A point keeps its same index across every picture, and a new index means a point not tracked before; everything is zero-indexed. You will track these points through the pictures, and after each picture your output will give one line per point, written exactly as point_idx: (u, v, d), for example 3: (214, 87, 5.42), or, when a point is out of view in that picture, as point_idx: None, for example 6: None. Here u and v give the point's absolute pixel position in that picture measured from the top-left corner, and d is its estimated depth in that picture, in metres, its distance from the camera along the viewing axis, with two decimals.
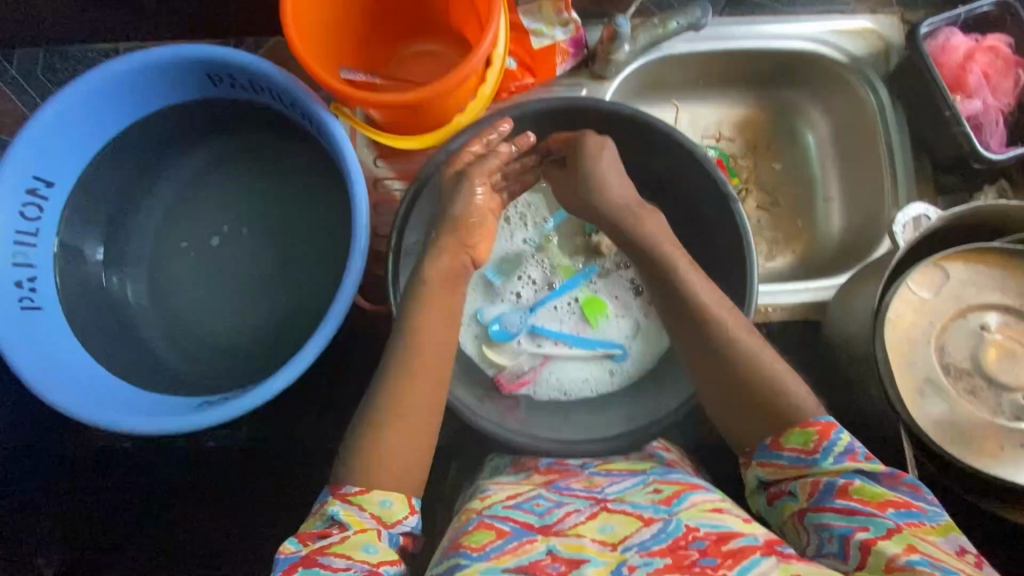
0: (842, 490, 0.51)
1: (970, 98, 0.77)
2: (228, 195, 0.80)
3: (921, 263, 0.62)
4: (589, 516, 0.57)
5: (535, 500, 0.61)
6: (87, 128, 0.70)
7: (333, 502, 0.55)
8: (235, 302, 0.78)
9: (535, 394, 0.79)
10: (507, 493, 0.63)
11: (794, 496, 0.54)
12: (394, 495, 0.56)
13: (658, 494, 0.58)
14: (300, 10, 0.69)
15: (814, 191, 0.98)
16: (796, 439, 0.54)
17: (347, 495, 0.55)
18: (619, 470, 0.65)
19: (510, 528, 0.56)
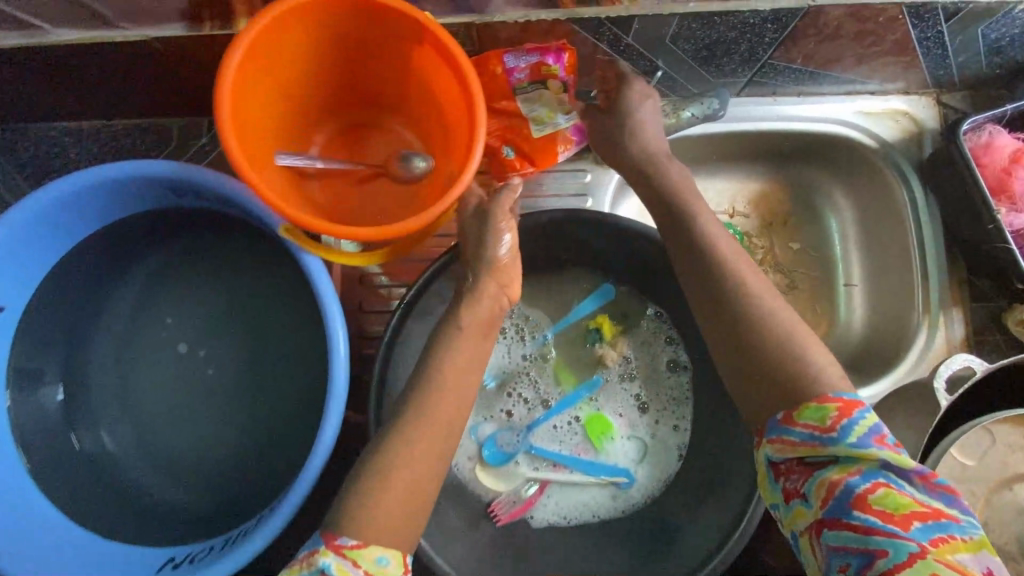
0: (860, 498, 0.44)
1: (1016, 210, 0.71)
2: (197, 301, 0.73)
3: (968, 426, 0.56)
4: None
5: None
6: (40, 249, 0.64)
7: (324, 553, 0.48)
8: (208, 425, 0.72)
9: (533, 521, 0.72)
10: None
11: (808, 502, 0.46)
12: (392, 552, 0.50)
13: None
14: (244, 123, 0.56)
15: (834, 276, 0.89)
16: (811, 415, 0.47)
17: (342, 547, 0.49)
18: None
19: None
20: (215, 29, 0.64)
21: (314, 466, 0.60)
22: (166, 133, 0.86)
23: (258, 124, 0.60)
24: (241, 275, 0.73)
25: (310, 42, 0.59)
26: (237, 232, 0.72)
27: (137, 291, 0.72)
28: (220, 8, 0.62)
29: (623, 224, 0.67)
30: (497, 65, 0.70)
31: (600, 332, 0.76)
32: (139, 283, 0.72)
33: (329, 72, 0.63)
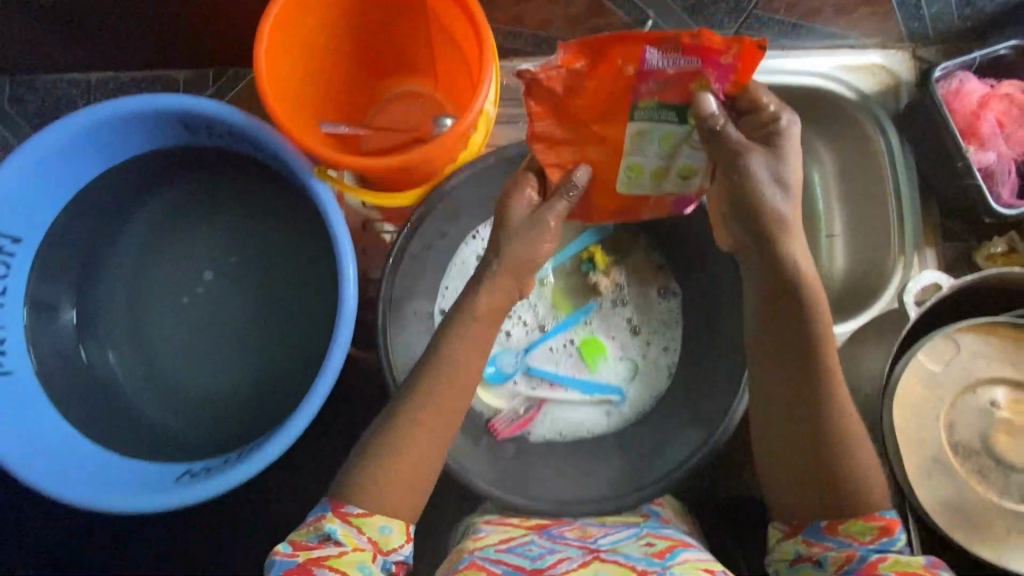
0: (870, 564, 0.52)
1: (985, 150, 0.74)
2: (206, 240, 0.76)
3: (932, 336, 0.60)
4: (580, 564, 0.57)
5: (528, 545, 0.62)
6: (55, 182, 0.66)
7: (332, 519, 0.55)
8: (218, 357, 0.75)
9: (531, 436, 0.77)
10: (500, 535, 0.64)
11: (821, 564, 0.54)
12: (394, 522, 0.56)
13: (651, 548, 0.60)
14: (278, 71, 0.66)
15: (817, 226, 0.93)
16: (857, 529, 0.54)
17: (349, 515, 0.55)
18: (614, 522, 0.66)
19: (501, 570, 0.58)
20: None
21: (322, 383, 0.63)
22: (173, 85, 0.89)
23: (287, 74, 0.69)
24: (250, 216, 0.76)
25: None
26: (245, 172, 0.75)
27: (149, 230, 0.75)
28: None
29: None
30: (629, 66, 0.48)
31: (593, 261, 0.79)
32: (151, 222, 0.75)
33: (356, 30, 0.73)
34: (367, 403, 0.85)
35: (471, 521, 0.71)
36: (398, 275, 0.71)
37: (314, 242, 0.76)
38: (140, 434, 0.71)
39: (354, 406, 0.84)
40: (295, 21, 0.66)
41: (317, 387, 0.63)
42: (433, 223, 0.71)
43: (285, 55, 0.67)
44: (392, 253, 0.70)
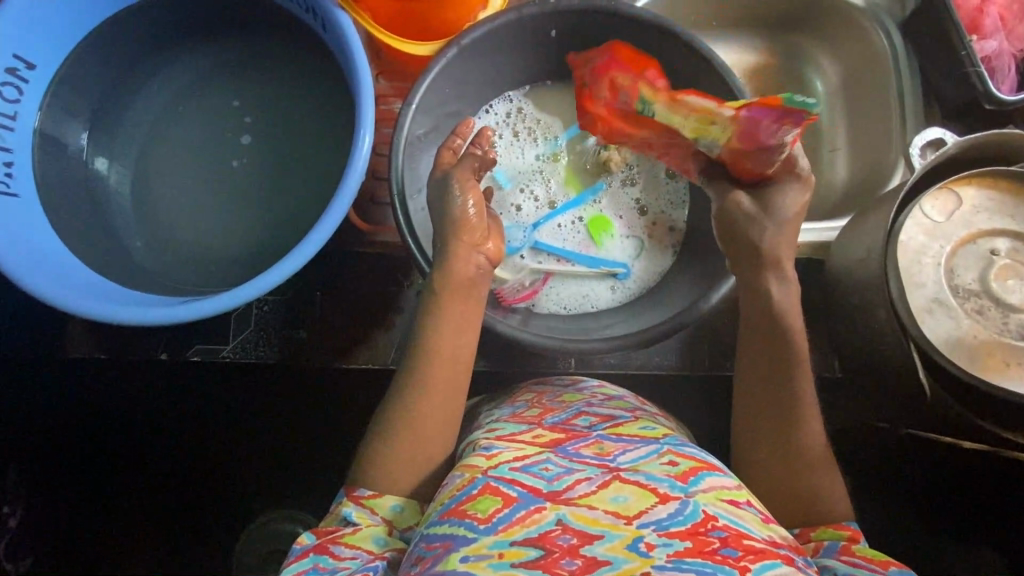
0: (847, 549, 0.55)
1: (986, 39, 0.77)
2: (223, 94, 0.75)
3: (933, 187, 0.62)
4: (601, 486, 0.53)
5: (544, 464, 0.57)
6: (72, 4, 0.65)
7: (347, 503, 0.60)
8: (227, 209, 0.74)
9: (535, 308, 0.78)
10: (514, 453, 0.59)
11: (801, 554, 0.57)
12: (406, 503, 0.61)
13: (674, 467, 0.55)
14: None
15: (820, 141, 0.96)
16: (827, 534, 0.57)
17: (361, 497, 0.60)
18: (630, 435, 0.61)
19: (517, 493, 0.53)
20: None
21: (335, 212, 0.62)
22: None
23: None
24: (264, 70, 0.75)
25: None
26: (261, 26, 0.74)
27: (164, 80, 0.75)
28: None
29: (631, 18, 0.70)
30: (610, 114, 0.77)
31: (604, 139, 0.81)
32: (165, 73, 0.75)
33: None
34: (369, 279, 0.84)
35: (476, 433, 0.65)
36: (416, 116, 0.70)
37: (323, 99, 0.74)
38: (140, 277, 0.70)
39: (358, 281, 0.84)
40: None
41: (329, 218, 0.62)
42: (449, 81, 0.72)
43: None
44: (408, 97, 0.68)
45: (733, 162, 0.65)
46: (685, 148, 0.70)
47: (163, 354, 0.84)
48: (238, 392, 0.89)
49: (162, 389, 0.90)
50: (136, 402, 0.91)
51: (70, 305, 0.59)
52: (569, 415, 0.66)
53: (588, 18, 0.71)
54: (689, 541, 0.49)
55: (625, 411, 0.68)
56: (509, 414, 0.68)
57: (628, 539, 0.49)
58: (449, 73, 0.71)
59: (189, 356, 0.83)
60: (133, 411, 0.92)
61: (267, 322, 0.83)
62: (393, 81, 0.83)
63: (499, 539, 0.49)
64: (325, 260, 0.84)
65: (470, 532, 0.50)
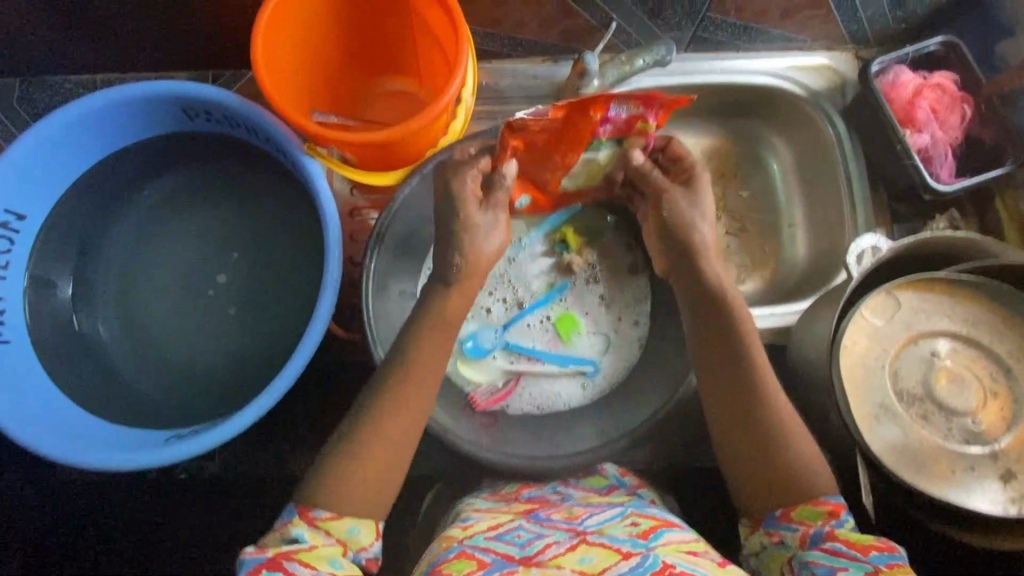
0: (830, 535, 0.53)
1: (919, 132, 0.81)
2: (203, 223, 0.80)
3: (875, 291, 0.64)
4: (569, 548, 0.55)
5: (516, 531, 0.60)
6: (59, 160, 0.70)
7: (298, 523, 0.55)
8: (208, 332, 0.78)
9: (509, 408, 0.81)
10: (489, 522, 0.62)
11: (786, 542, 0.55)
12: (363, 521, 0.57)
13: (636, 528, 0.58)
14: (277, 68, 0.71)
15: (779, 218, 1.01)
16: (807, 514, 0.55)
17: (316, 518, 0.56)
18: (600, 503, 0.66)
19: (490, 559, 0.55)
20: None
21: (305, 346, 0.66)
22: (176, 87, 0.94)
23: (288, 72, 0.75)
24: (244, 200, 0.80)
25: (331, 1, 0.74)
26: (239, 159, 0.79)
27: (148, 214, 0.79)
28: None
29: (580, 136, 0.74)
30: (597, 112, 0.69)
31: (566, 243, 0.87)
32: (149, 208, 0.80)
33: (347, 28, 0.78)
34: (349, 385, 0.87)
35: (461, 505, 0.71)
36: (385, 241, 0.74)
37: (299, 225, 0.79)
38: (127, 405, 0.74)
39: (339, 386, 0.87)
40: (289, 24, 0.71)
41: (299, 352, 0.66)
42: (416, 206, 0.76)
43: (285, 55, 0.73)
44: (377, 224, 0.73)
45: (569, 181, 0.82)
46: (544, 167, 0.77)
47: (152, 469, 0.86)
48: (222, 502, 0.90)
49: None
50: None
51: (52, 453, 0.62)
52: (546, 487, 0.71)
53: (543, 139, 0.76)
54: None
55: (601, 487, 0.71)
56: (489, 492, 0.73)
57: None
58: (415, 197, 0.75)
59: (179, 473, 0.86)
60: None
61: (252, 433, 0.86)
62: (367, 193, 0.88)
63: None
64: (307, 370, 0.88)
65: None
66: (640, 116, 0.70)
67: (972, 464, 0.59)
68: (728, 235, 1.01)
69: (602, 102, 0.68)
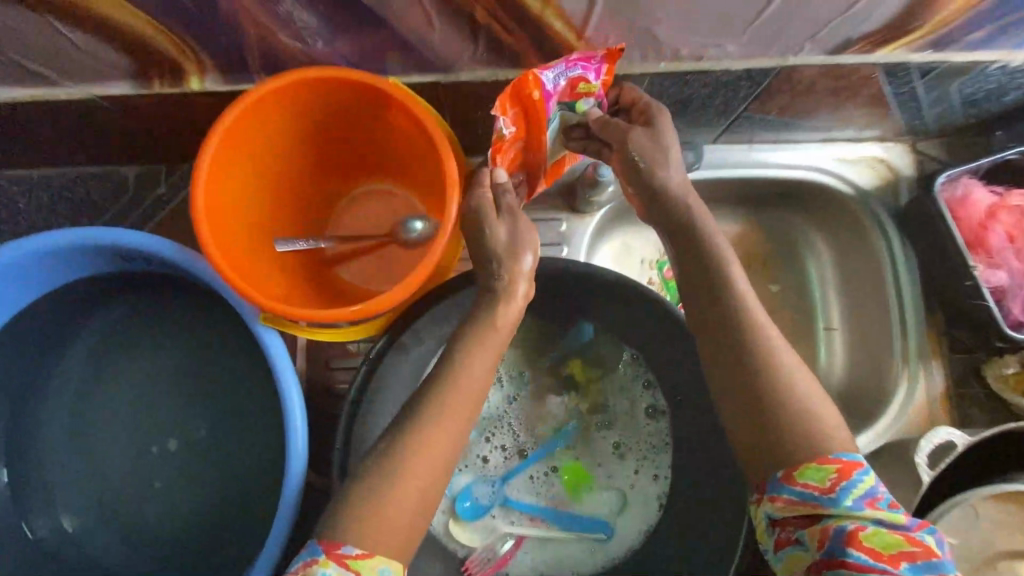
0: (853, 537, 0.44)
1: (995, 266, 0.69)
2: (159, 365, 0.71)
3: (954, 509, 0.53)
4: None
5: None
6: None
7: (324, 562, 0.46)
8: (167, 494, 0.70)
9: None
10: None
11: (803, 544, 0.46)
12: (394, 564, 0.47)
13: None
14: (223, 205, 0.59)
15: (814, 319, 0.88)
16: (813, 473, 0.46)
17: (345, 557, 0.46)
18: None
19: None
20: (166, 88, 0.61)
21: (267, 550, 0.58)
22: (124, 183, 0.82)
23: (242, 200, 0.63)
24: (202, 339, 0.71)
25: (292, 115, 0.61)
26: (197, 294, 0.70)
27: (96, 356, 0.71)
28: (171, 68, 0.59)
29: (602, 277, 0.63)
30: (535, 93, 0.54)
31: (573, 379, 0.78)
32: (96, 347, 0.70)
33: (313, 137, 0.66)
34: None
35: None
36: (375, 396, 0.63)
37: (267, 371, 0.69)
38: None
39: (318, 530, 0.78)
40: (237, 150, 0.59)
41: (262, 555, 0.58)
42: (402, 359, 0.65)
43: (236, 184, 0.62)
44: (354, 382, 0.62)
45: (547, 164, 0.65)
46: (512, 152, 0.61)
47: None
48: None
49: None
50: None
51: None
52: None
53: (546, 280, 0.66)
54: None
55: None
56: None
57: None
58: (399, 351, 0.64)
59: None
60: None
61: None
62: None
63: None
64: None
65: None
66: (583, 76, 0.55)
67: None
68: None
69: (529, 86, 0.54)
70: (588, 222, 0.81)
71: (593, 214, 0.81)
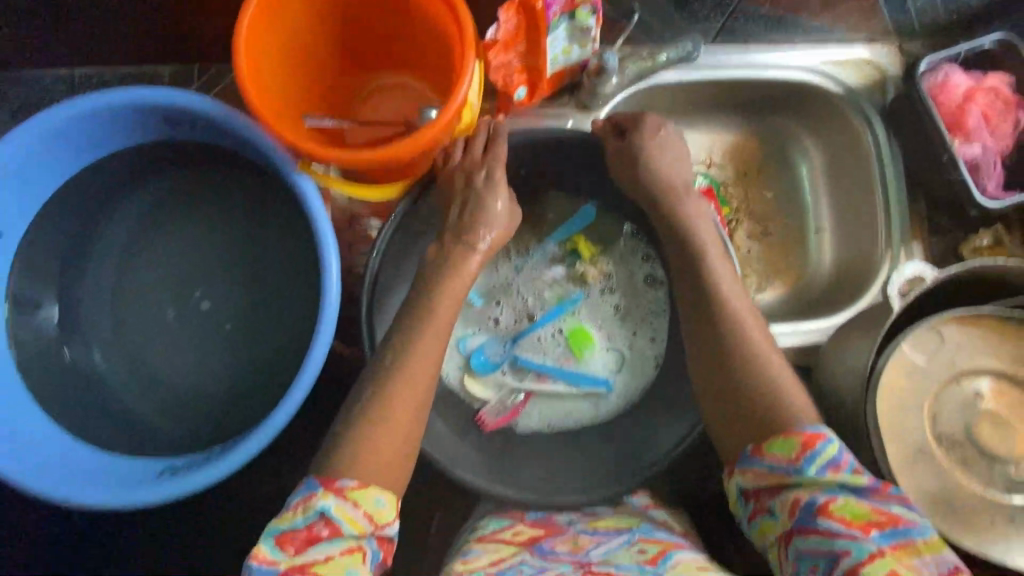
0: (822, 508, 0.48)
1: (969, 142, 0.75)
2: (187, 235, 0.75)
3: (916, 327, 0.60)
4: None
5: (519, 567, 0.63)
6: (33, 174, 0.65)
7: (322, 496, 0.51)
8: (200, 354, 0.74)
9: (517, 427, 0.79)
10: (490, 558, 0.66)
11: (772, 514, 0.51)
12: (388, 495, 0.53)
13: (643, 555, 0.63)
14: (261, 70, 0.65)
15: (805, 222, 0.96)
16: (780, 446, 0.51)
17: (342, 490, 0.51)
18: (606, 529, 0.70)
19: None
20: None
21: (303, 380, 0.63)
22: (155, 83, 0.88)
23: (275, 73, 0.68)
24: (234, 209, 0.75)
25: None
26: (232, 169, 0.73)
27: (133, 227, 0.74)
28: None
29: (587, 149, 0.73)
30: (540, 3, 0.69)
31: (577, 252, 0.83)
32: (133, 219, 0.74)
33: (339, 17, 0.72)
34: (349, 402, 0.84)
35: (466, 534, 0.74)
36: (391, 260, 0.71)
37: (295, 238, 0.74)
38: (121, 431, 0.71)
39: None
40: (273, 19, 0.65)
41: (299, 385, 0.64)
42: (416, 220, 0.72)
43: (271, 53, 0.67)
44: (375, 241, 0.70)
45: (547, 71, 0.79)
46: (514, 52, 0.77)
47: None
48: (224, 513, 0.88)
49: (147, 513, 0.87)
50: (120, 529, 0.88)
51: (47, 493, 0.60)
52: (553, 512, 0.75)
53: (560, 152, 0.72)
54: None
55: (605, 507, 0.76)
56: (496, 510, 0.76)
57: None
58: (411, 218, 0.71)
59: None
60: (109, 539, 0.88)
61: None
62: None
63: None
64: None
65: None
66: None
67: (1015, 515, 0.55)
68: (749, 240, 0.96)
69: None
70: (593, 119, 0.86)
71: (599, 110, 0.86)
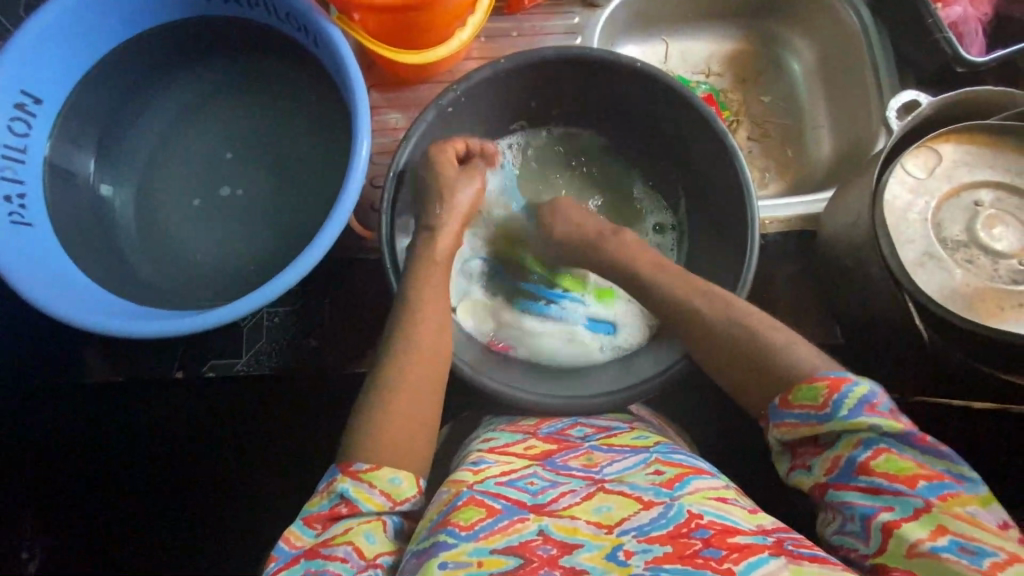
0: (863, 464, 0.47)
1: (951, 5, 0.81)
2: (221, 116, 0.79)
3: (914, 145, 0.64)
4: (585, 497, 0.52)
5: (529, 478, 0.55)
6: (75, 39, 0.68)
7: (343, 479, 0.52)
8: (230, 226, 0.76)
9: (529, 356, 0.77)
10: (501, 467, 0.57)
11: (809, 470, 0.51)
12: (403, 473, 0.53)
13: (660, 476, 0.53)
14: None
15: (803, 120, 0.99)
16: (807, 395, 0.50)
17: (358, 472, 0.52)
18: (621, 446, 0.61)
19: (501, 505, 0.50)
20: None
21: (335, 220, 0.64)
22: None
23: None
24: (262, 93, 0.79)
25: None
26: (262, 51, 0.78)
27: (170, 110, 0.78)
28: None
29: (592, 58, 0.71)
30: None
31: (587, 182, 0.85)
32: (169, 100, 0.78)
33: None
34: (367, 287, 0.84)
35: (472, 444, 0.64)
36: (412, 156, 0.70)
37: (319, 113, 0.77)
38: (154, 294, 0.73)
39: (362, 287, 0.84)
40: None
41: (324, 235, 0.64)
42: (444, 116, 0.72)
43: None
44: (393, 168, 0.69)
45: None
46: None
47: (177, 372, 0.79)
48: (231, 415, 0.87)
49: (161, 416, 0.87)
50: (139, 445, 0.90)
51: (94, 324, 0.62)
52: (565, 425, 0.66)
53: (559, 67, 0.73)
54: (669, 546, 0.45)
55: (621, 422, 0.68)
56: (505, 423, 0.68)
57: (607, 548, 0.46)
58: (438, 120, 0.71)
59: (205, 372, 0.79)
60: (124, 444, 0.90)
61: (278, 332, 0.80)
62: (386, 92, 0.87)
63: (480, 546, 0.46)
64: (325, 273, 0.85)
65: (450, 537, 0.47)
66: None
67: (1020, 301, 0.59)
68: (749, 139, 0.99)
69: None
70: (599, 15, 0.91)
71: (605, 7, 0.91)
